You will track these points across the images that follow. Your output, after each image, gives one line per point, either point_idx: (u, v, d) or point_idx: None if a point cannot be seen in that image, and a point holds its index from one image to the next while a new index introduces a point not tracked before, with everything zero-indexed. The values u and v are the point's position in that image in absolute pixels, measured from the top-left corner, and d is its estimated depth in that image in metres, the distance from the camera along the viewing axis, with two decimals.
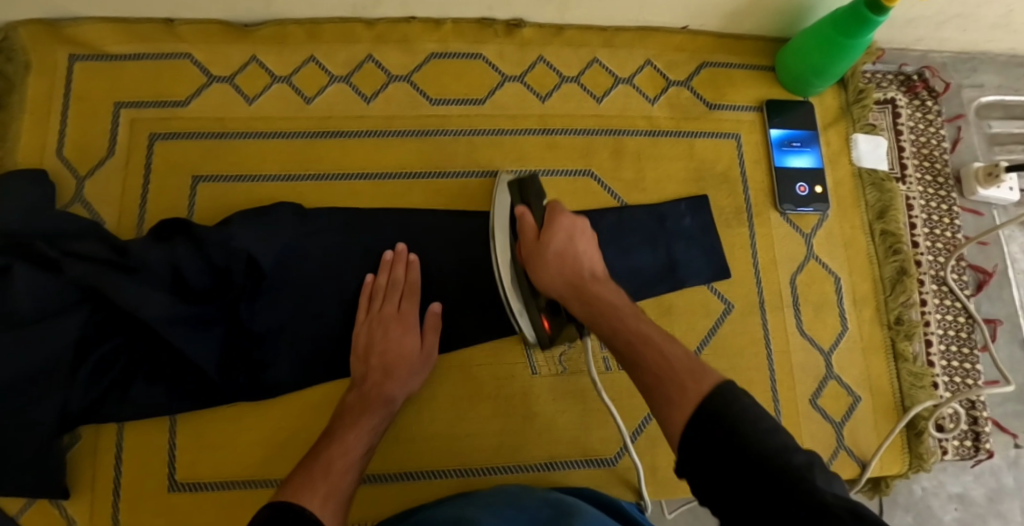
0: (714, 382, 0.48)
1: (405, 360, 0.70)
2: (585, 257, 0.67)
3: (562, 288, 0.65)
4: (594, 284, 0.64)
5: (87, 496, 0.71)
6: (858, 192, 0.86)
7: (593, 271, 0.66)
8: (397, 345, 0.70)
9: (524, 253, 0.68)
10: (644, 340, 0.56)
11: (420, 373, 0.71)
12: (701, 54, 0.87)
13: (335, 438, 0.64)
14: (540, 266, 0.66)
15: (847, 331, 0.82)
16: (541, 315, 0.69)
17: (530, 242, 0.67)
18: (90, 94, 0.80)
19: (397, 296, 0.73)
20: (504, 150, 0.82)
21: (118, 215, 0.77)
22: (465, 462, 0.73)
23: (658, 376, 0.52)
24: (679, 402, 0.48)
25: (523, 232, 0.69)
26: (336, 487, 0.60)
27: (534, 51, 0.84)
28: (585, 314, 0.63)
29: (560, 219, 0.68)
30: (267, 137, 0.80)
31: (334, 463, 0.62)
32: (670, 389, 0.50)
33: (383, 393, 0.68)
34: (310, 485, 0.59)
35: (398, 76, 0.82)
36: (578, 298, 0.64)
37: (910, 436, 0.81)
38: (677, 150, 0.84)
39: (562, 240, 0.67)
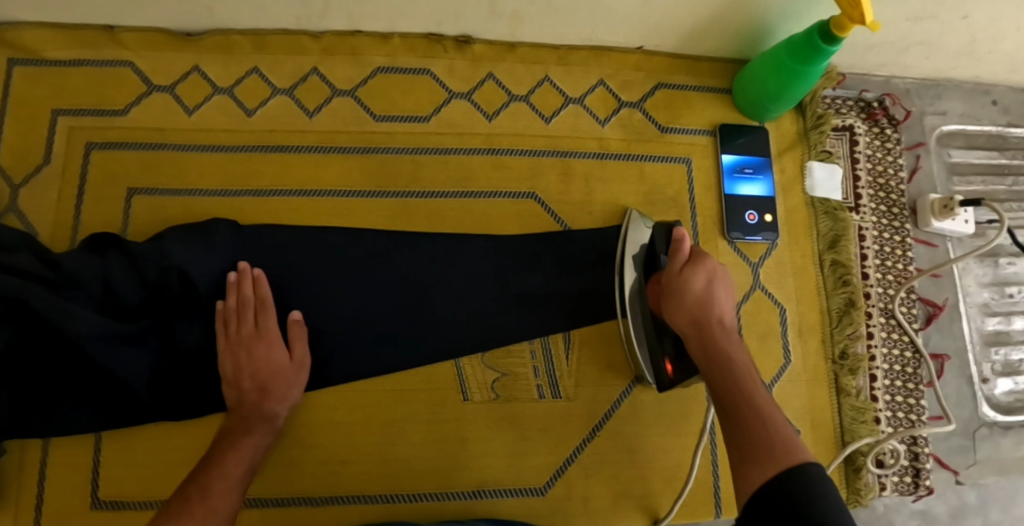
0: (804, 460, 0.48)
1: (278, 374, 0.69)
2: (721, 304, 0.63)
3: (685, 326, 0.63)
4: (722, 331, 0.61)
5: (9, 511, 0.70)
6: (811, 220, 0.85)
7: (724, 320, 0.63)
8: (266, 363, 0.69)
9: (664, 278, 0.66)
10: (753, 401, 0.55)
11: (297, 383, 0.70)
12: (656, 74, 0.86)
13: (213, 464, 0.63)
14: (671, 300, 0.64)
15: (790, 364, 0.81)
16: (666, 359, 0.70)
17: (672, 270, 0.65)
18: (29, 99, 0.78)
19: (256, 313, 0.71)
20: (449, 169, 0.80)
21: (52, 225, 0.76)
22: (391, 487, 0.72)
23: (756, 441, 0.51)
24: (761, 465, 0.49)
25: (673, 258, 0.65)
26: (218, 513, 0.60)
27: (484, 67, 0.83)
28: (701, 358, 0.61)
29: (707, 260, 0.65)
30: (206, 150, 0.78)
31: (214, 485, 0.61)
32: (759, 453, 0.50)
33: (262, 412, 0.67)
34: (185, 511, 0.58)
35: (343, 91, 0.80)
36: (700, 340, 0.62)
37: (848, 471, 0.80)
38: (626, 173, 0.83)
39: (704, 280, 0.64)
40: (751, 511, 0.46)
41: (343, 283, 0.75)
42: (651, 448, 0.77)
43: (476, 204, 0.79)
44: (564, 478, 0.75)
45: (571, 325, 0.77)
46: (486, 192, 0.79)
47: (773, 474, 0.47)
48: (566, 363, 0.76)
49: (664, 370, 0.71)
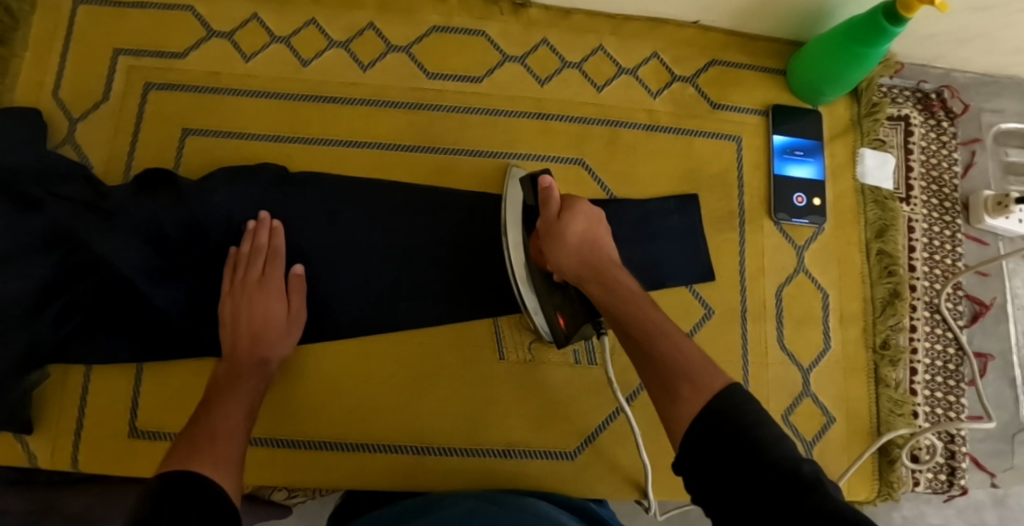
0: (727, 383, 0.47)
1: (276, 323, 0.69)
2: (603, 244, 0.65)
3: (579, 267, 0.63)
4: (612, 267, 0.63)
5: (49, 434, 0.71)
6: (859, 208, 0.84)
7: (612, 258, 0.65)
8: (263, 309, 0.68)
9: (541, 227, 0.67)
10: (655, 328, 0.54)
11: (292, 333, 0.70)
12: (711, 51, 0.85)
13: (211, 406, 0.60)
14: (553, 246, 0.65)
15: (829, 350, 0.80)
16: (557, 313, 0.69)
17: (549, 216, 0.66)
18: (92, 38, 0.80)
19: (262, 263, 0.71)
20: (497, 131, 0.79)
21: (106, 159, 0.77)
22: (421, 439, 0.72)
23: (669, 370, 0.51)
24: (690, 397, 0.47)
25: (545, 206, 0.67)
26: (224, 449, 0.54)
27: (538, 33, 0.82)
28: (598, 295, 0.61)
29: (579, 202, 0.67)
30: (258, 96, 0.78)
31: (219, 427, 0.57)
32: (679, 382, 0.49)
33: (256, 356, 0.66)
34: (197, 452, 0.52)
35: (398, 47, 0.80)
36: (591, 278, 0.62)
37: (883, 463, 0.79)
38: (673, 147, 0.81)
39: (582, 224, 0.66)
40: (698, 479, 0.42)
41: (386, 236, 0.76)
42: None
43: (522, 166, 0.79)
44: (594, 445, 0.74)
45: None
46: (534, 156, 0.79)
47: (703, 403, 0.46)
48: None
49: (557, 324, 0.70)
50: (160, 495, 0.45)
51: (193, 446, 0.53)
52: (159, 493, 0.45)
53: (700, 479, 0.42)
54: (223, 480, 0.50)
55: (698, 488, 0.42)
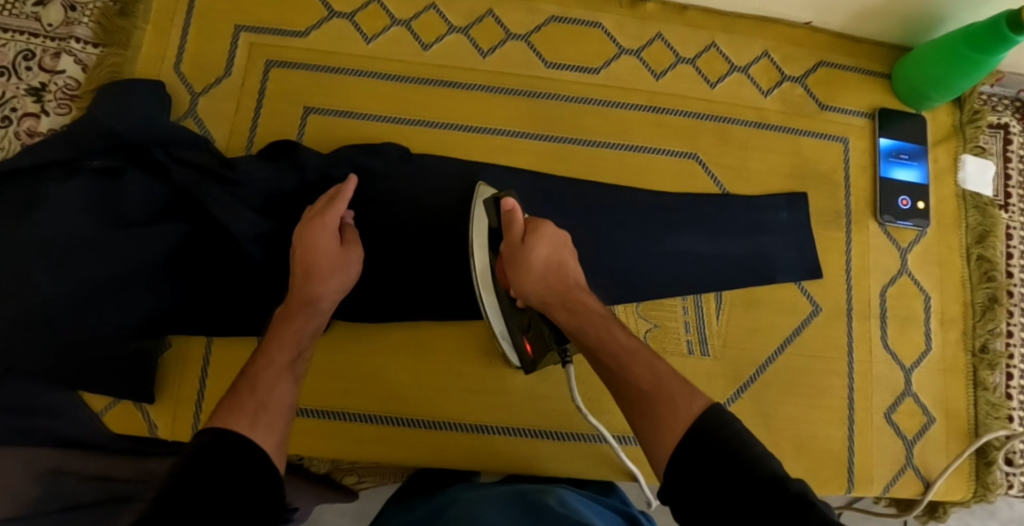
0: (705, 405, 0.50)
1: (329, 257, 0.66)
2: (567, 264, 0.64)
3: (545, 294, 0.62)
4: (578, 291, 0.63)
5: (171, 402, 0.73)
6: (960, 213, 0.85)
7: (577, 280, 0.64)
8: (316, 244, 0.66)
9: (506, 255, 0.65)
10: (636, 357, 0.55)
11: (345, 272, 0.67)
12: (819, 52, 0.85)
13: (258, 355, 0.59)
14: (520, 274, 0.63)
15: (930, 351, 0.81)
16: (524, 337, 0.69)
17: (513, 241, 0.64)
18: (213, 12, 0.81)
19: (323, 205, 0.69)
20: (612, 122, 0.80)
21: (228, 134, 0.78)
22: (538, 423, 0.75)
23: (650, 406, 0.52)
24: (671, 428, 0.49)
25: (511, 228, 0.65)
26: (269, 403, 0.54)
27: (653, 27, 0.83)
28: (568, 323, 0.61)
29: (543, 226, 0.65)
30: (379, 78, 0.79)
31: (258, 376, 0.56)
32: (660, 415, 0.51)
33: (303, 295, 0.64)
34: (235, 409, 0.52)
35: (516, 35, 0.81)
36: (562, 306, 0.62)
37: (979, 465, 0.80)
38: (783, 145, 0.83)
39: (548, 248, 0.64)
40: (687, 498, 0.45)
41: None
42: (789, 415, 0.77)
43: (637, 158, 0.80)
44: None
45: (723, 286, 0.78)
46: (649, 148, 0.80)
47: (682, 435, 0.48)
48: (716, 322, 0.77)
49: (524, 349, 0.70)
50: (193, 462, 0.46)
51: (248, 406, 0.52)
52: (204, 447, 0.47)
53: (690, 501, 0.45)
54: (261, 437, 0.50)
55: (685, 509, 0.45)
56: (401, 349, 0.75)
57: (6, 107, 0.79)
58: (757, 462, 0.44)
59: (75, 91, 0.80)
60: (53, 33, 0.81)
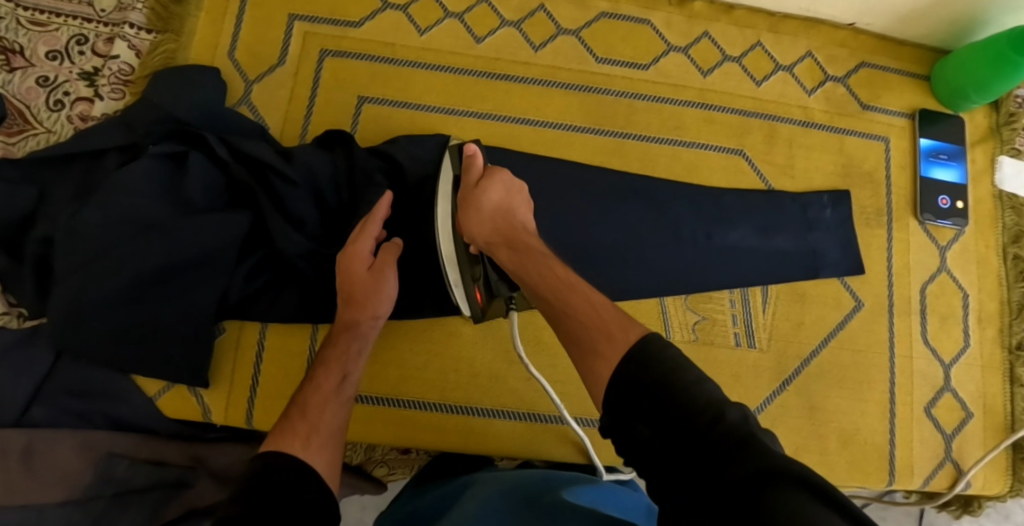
0: (642, 332, 0.50)
1: (362, 284, 0.67)
2: (518, 212, 0.67)
3: (492, 234, 0.65)
4: (523, 234, 0.65)
5: (225, 387, 0.73)
6: (996, 214, 0.86)
7: (525, 225, 0.67)
8: (349, 272, 0.67)
9: (460, 195, 0.67)
10: (577, 291, 0.57)
11: (382, 293, 0.68)
12: (861, 53, 0.87)
13: (308, 381, 0.63)
14: (471, 213, 0.65)
15: (969, 347, 0.83)
16: (475, 287, 0.67)
17: (468, 183, 0.67)
18: (268, 1, 0.81)
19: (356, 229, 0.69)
20: (661, 118, 0.82)
21: (282, 122, 0.79)
22: (590, 413, 0.75)
23: (591, 330, 0.53)
24: (608, 352, 0.50)
25: (468, 172, 0.68)
26: (320, 425, 0.59)
27: (700, 25, 0.85)
28: (511, 260, 0.63)
29: (497, 172, 0.68)
30: (433, 70, 0.80)
31: (308, 403, 0.61)
32: (597, 339, 0.52)
33: (344, 321, 0.67)
34: (286, 434, 0.57)
35: (567, 30, 0.82)
36: (506, 247, 0.64)
37: (1016, 459, 0.81)
38: (827, 143, 0.84)
39: (500, 191, 0.67)
40: (623, 432, 0.45)
41: (559, 213, 0.77)
42: (833, 408, 0.79)
43: (686, 153, 0.81)
44: None
45: (770, 281, 0.79)
46: (698, 144, 0.82)
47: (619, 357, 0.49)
48: (763, 315, 0.78)
49: (475, 299, 0.68)
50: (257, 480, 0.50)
51: (298, 429, 0.58)
52: (264, 468, 0.52)
53: (628, 438, 0.45)
54: (314, 457, 0.56)
55: (624, 445, 0.45)
56: (459, 338, 0.75)
57: (59, 91, 0.79)
58: (696, 392, 0.43)
59: (129, 76, 0.80)
60: (107, 19, 0.81)
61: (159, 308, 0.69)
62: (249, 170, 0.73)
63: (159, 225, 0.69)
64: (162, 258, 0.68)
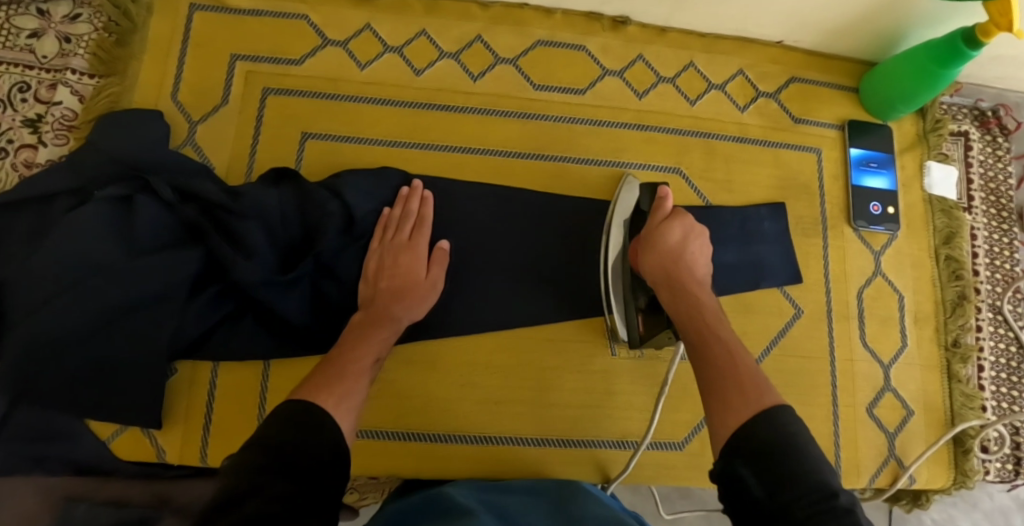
0: (775, 402, 0.51)
1: (410, 282, 0.71)
2: (695, 257, 0.68)
3: (658, 275, 0.67)
4: (691, 282, 0.66)
5: (178, 428, 0.74)
6: (927, 217, 0.90)
7: (696, 274, 0.67)
8: (406, 271, 0.72)
9: (644, 231, 0.71)
10: (723, 345, 0.59)
11: (424, 301, 0.72)
12: (792, 69, 0.90)
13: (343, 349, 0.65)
14: (649, 250, 0.68)
15: (906, 347, 0.86)
16: (637, 314, 0.74)
17: (654, 220, 0.70)
18: (209, 42, 0.82)
19: (409, 231, 0.75)
20: (601, 140, 0.84)
21: (228, 161, 0.80)
22: (543, 433, 0.76)
23: (727, 383, 0.55)
24: (737, 407, 0.52)
25: (657, 212, 0.71)
26: (351, 392, 0.59)
27: (635, 48, 0.87)
28: (671, 303, 0.66)
29: (685, 215, 0.70)
30: (376, 104, 0.82)
31: (347, 365, 0.62)
32: (731, 395, 0.53)
33: (390, 311, 0.69)
34: (322, 388, 0.58)
35: (505, 59, 0.85)
36: (668, 290, 0.66)
37: (957, 453, 0.84)
38: (763, 157, 0.87)
39: (681, 233, 0.69)
40: (728, 483, 0.47)
41: (504, 238, 0.79)
42: None
43: (626, 174, 0.84)
44: (699, 436, 0.78)
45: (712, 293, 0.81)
46: (637, 163, 0.84)
47: (745, 419, 0.50)
48: None
49: (637, 325, 0.74)
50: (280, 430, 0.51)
51: (322, 382, 0.59)
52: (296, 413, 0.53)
53: (728, 483, 0.48)
54: (343, 417, 0.56)
55: (728, 497, 0.48)
56: (411, 365, 0.75)
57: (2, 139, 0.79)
58: (804, 465, 0.46)
59: (72, 121, 0.80)
60: (49, 65, 0.82)
61: (103, 347, 0.70)
62: (200, 210, 0.73)
63: (107, 268, 0.69)
64: (110, 301, 0.69)
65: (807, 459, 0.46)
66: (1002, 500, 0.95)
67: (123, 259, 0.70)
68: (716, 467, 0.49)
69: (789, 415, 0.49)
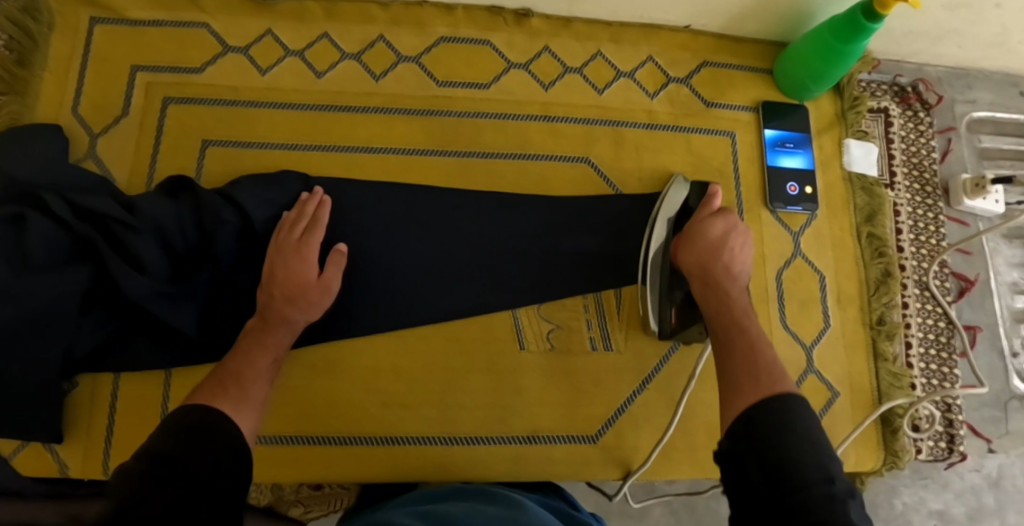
0: (787, 390, 0.53)
1: (303, 285, 0.70)
2: (734, 254, 0.71)
3: (693, 267, 0.71)
4: (724, 274, 0.69)
5: (81, 443, 0.73)
6: (848, 195, 0.89)
7: (731, 267, 0.70)
8: (296, 274, 0.71)
9: (688, 226, 0.75)
10: (745, 340, 0.61)
11: (321, 303, 0.71)
12: (703, 54, 0.89)
13: (240, 356, 0.64)
14: (691, 243, 0.72)
15: (829, 327, 0.84)
16: (671, 309, 0.75)
17: (698, 216, 0.74)
18: (109, 56, 0.82)
19: (301, 232, 0.73)
20: (507, 133, 0.84)
21: (129, 172, 0.79)
22: (451, 432, 0.75)
23: (745, 364, 0.58)
24: (750, 391, 0.54)
25: (703, 209, 0.75)
26: (246, 399, 0.59)
27: (541, 40, 0.87)
28: (701, 292, 0.69)
29: (730, 214, 0.74)
30: (276, 109, 0.82)
31: (242, 373, 0.62)
32: (746, 379, 0.56)
33: (283, 316, 0.68)
34: (217, 395, 0.57)
35: (408, 57, 0.84)
36: (701, 281, 0.70)
37: (886, 433, 0.83)
38: (674, 143, 0.86)
39: (722, 229, 0.72)
40: (732, 468, 0.48)
41: (407, 236, 0.78)
42: (696, 402, 0.80)
43: (533, 166, 0.83)
44: (615, 428, 0.77)
45: (623, 282, 0.80)
46: (544, 155, 0.83)
47: (755, 399, 0.52)
48: (618, 317, 0.80)
49: (669, 318, 0.75)
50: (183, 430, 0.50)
51: (217, 394, 0.58)
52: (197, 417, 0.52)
53: (732, 468, 0.48)
54: (241, 421, 0.57)
55: (729, 478, 0.48)
56: (314, 370, 0.74)
57: None
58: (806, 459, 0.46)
59: None
60: None
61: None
62: (94, 224, 0.72)
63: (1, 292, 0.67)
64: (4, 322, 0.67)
65: (815, 455, 0.46)
66: (973, 479, 0.90)
67: (15, 279, 0.68)
68: (719, 449, 0.50)
69: (796, 401, 0.51)
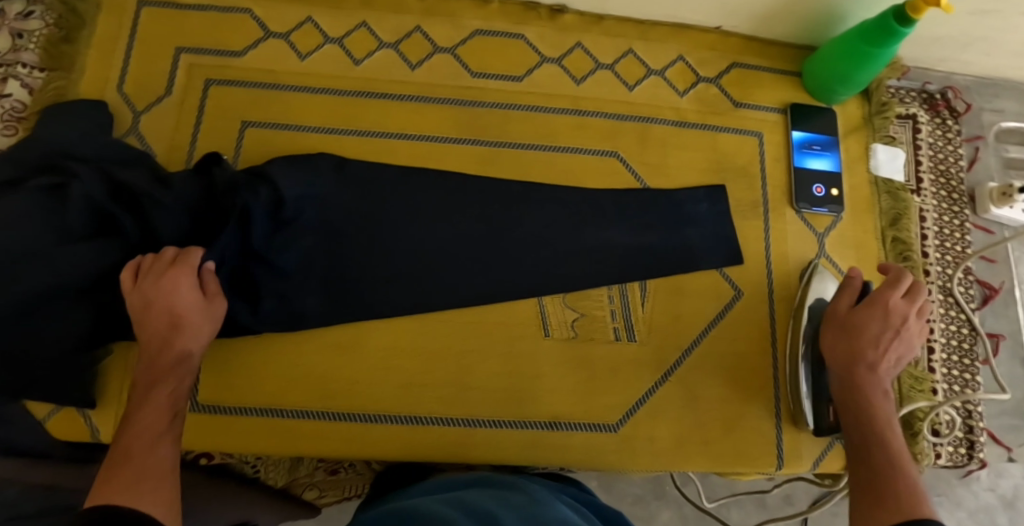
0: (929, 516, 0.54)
1: (193, 316, 0.69)
2: (886, 356, 0.71)
3: (838, 358, 0.72)
4: (870, 378, 0.70)
5: (113, 406, 0.76)
6: (873, 199, 0.89)
7: (878, 368, 0.71)
8: (171, 300, 0.68)
9: (834, 314, 0.76)
10: (889, 458, 0.63)
11: (212, 322, 0.70)
12: (731, 54, 0.91)
13: (130, 420, 0.62)
14: (836, 334, 0.74)
15: None
16: (830, 407, 0.77)
17: (845, 307, 0.75)
18: (154, 37, 0.85)
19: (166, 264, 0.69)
20: (536, 125, 0.85)
21: (168, 149, 0.82)
22: (472, 414, 0.76)
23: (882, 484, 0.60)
24: (884, 506, 0.57)
25: (843, 298, 0.76)
26: (152, 467, 0.58)
27: (573, 36, 0.88)
28: (842, 387, 0.71)
29: (886, 300, 0.73)
30: (313, 93, 0.84)
31: (135, 439, 0.60)
32: (887, 502, 0.57)
33: (173, 354, 0.67)
34: (118, 476, 0.56)
35: (442, 48, 0.86)
36: (846, 372, 0.71)
37: (905, 437, 0.82)
38: (701, 141, 0.87)
39: (879, 327, 0.72)
40: None
41: (435, 221, 0.80)
42: (715, 396, 0.80)
43: (561, 157, 0.84)
44: (634, 418, 0.78)
45: (647, 275, 0.81)
46: (572, 148, 0.85)
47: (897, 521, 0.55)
48: (641, 309, 0.81)
49: (826, 415, 0.77)
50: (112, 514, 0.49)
51: (123, 461, 0.57)
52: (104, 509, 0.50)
53: None
54: (149, 499, 0.55)
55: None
56: (339, 348, 0.76)
57: None
58: None
59: (22, 113, 0.82)
60: (0, 60, 0.84)
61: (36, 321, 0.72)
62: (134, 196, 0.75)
63: (34, 255, 0.70)
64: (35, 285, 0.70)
65: None
66: (987, 498, 0.95)
67: (46, 244, 0.71)
68: None
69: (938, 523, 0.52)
